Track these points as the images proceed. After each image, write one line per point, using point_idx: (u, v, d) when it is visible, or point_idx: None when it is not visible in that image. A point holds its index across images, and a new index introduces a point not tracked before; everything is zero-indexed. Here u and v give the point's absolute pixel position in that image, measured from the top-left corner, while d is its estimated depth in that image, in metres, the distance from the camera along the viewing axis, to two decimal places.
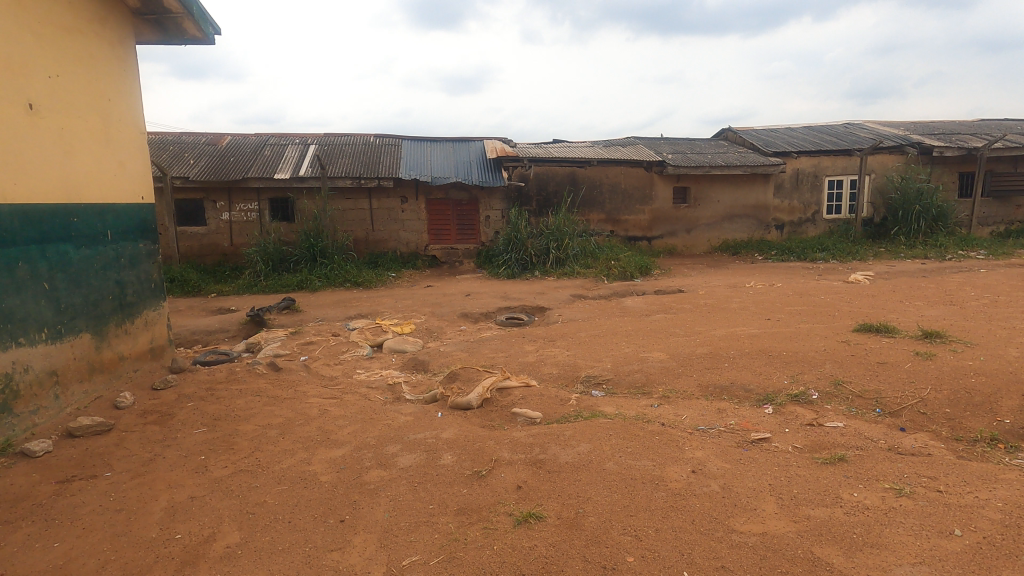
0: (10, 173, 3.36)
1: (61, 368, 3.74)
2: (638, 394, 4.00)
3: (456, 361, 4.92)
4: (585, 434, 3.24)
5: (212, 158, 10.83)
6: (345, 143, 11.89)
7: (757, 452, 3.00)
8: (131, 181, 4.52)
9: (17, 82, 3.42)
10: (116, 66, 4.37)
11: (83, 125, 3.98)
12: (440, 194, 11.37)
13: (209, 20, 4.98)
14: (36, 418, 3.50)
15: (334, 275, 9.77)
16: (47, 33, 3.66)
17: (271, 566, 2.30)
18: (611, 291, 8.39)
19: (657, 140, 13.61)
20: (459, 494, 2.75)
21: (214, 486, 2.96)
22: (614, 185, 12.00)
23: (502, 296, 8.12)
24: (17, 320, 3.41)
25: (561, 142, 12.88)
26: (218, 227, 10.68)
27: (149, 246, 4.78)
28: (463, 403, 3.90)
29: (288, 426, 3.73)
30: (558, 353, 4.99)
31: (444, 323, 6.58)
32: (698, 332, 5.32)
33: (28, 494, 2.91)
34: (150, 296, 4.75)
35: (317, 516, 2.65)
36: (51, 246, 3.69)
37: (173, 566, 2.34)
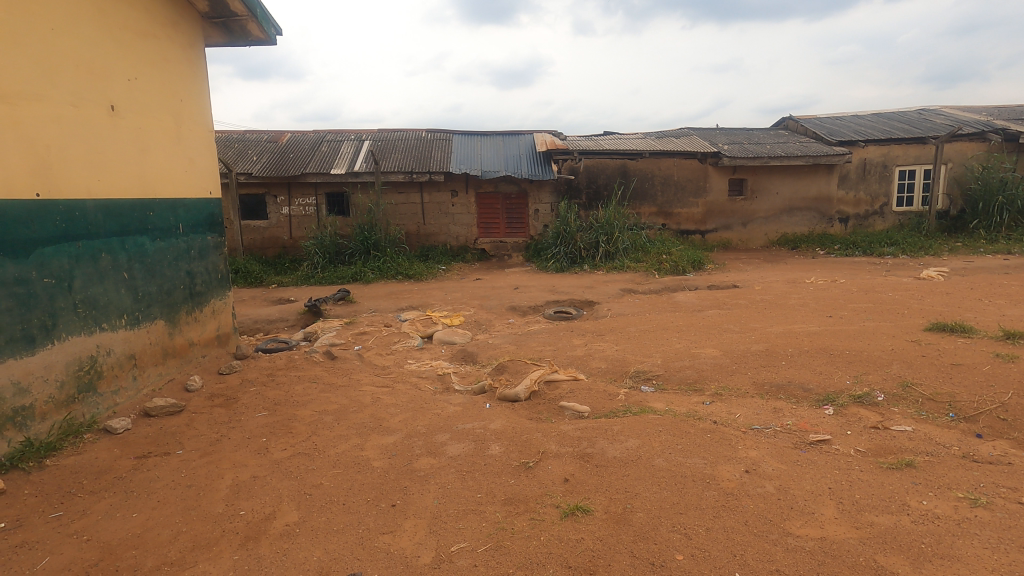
0: (93, 171, 3.62)
1: (138, 352, 4.01)
2: (689, 392, 3.90)
3: (504, 353, 4.96)
4: (634, 429, 3.20)
5: (272, 155, 11.30)
6: (398, 139, 12.16)
7: (816, 453, 2.88)
8: (200, 176, 4.78)
9: (99, 85, 3.67)
10: (187, 67, 4.62)
11: (158, 125, 4.24)
12: (490, 187, 11.45)
13: (271, 21, 5.17)
14: (117, 398, 3.77)
15: (386, 267, 10.03)
16: (124, 38, 3.90)
17: (327, 545, 2.39)
18: (661, 286, 8.21)
19: (712, 131, 13.19)
20: (507, 484, 2.78)
21: (274, 467, 3.11)
22: (666, 176, 11.71)
23: (551, 290, 8.09)
24: (100, 306, 3.68)
25: (611, 135, 12.72)
26: (278, 220, 11.15)
27: (216, 238, 5.04)
28: (511, 395, 3.93)
29: (342, 412, 3.87)
30: (607, 347, 4.93)
31: (492, 316, 6.63)
32: (754, 329, 5.14)
33: (110, 467, 3.15)
34: (217, 286, 5.02)
35: (369, 500, 2.74)
36: (131, 238, 3.96)
37: (238, 540, 2.47)
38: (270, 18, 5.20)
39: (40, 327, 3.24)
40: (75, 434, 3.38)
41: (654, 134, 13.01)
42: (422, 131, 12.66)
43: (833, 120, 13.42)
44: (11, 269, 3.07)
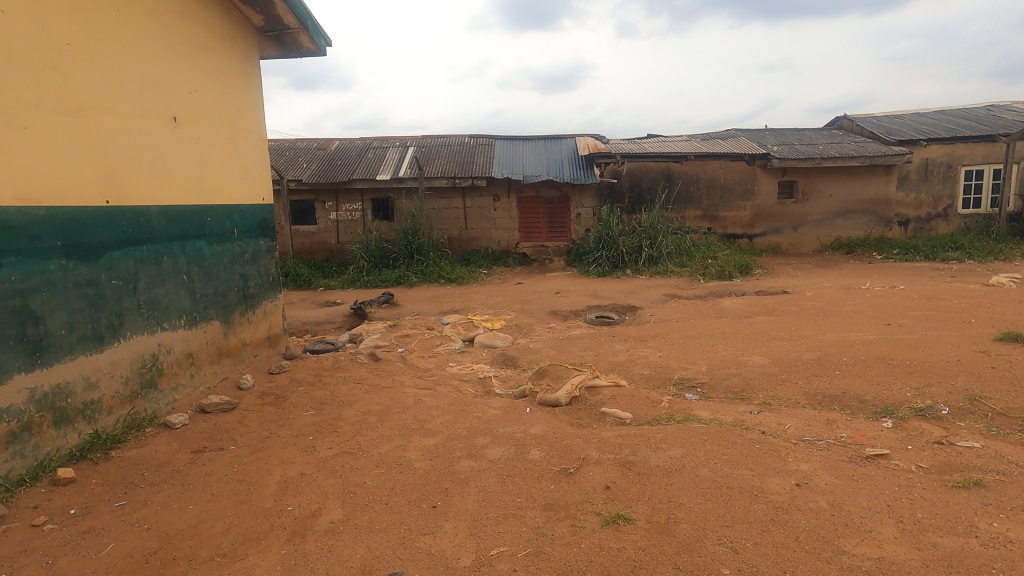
0: (156, 179, 3.83)
1: (196, 351, 4.20)
2: (736, 400, 3.78)
3: (545, 358, 4.94)
4: (677, 438, 3.13)
5: (321, 162, 11.68)
6: (441, 145, 12.35)
7: (873, 469, 2.74)
8: (254, 183, 4.98)
9: (163, 98, 3.89)
10: (243, 79, 4.83)
11: (215, 134, 4.45)
12: (532, 192, 11.47)
13: (321, 33, 5.33)
14: (176, 394, 3.97)
15: (429, 271, 10.18)
16: (185, 53, 4.11)
17: (369, 544, 2.44)
18: (707, 291, 8.00)
19: (761, 132, 12.81)
20: (547, 489, 2.76)
21: (321, 465, 3.20)
22: (712, 179, 11.43)
23: (592, 295, 8.03)
24: (162, 307, 3.88)
25: (655, 138, 12.53)
26: (326, 226, 11.49)
27: (269, 243, 5.24)
28: (552, 400, 3.92)
29: (386, 413, 3.94)
30: (650, 353, 4.84)
31: (533, 320, 6.63)
32: (805, 336, 4.94)
33: (169, 460, 3.31)
34: (268, 289, 5.21)
35: (410, 500, 2.78)
36: (190, 243, 4.17)
37: (285, 535, 2.55)
38: (320, 29, 5.36)
39: (108, 326, 3.44)
40: (138, 428, 3.57)
41: (699, 136, 12.74)
42: (465, 137, 12.81)
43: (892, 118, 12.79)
44: (83, 271, 3.28)
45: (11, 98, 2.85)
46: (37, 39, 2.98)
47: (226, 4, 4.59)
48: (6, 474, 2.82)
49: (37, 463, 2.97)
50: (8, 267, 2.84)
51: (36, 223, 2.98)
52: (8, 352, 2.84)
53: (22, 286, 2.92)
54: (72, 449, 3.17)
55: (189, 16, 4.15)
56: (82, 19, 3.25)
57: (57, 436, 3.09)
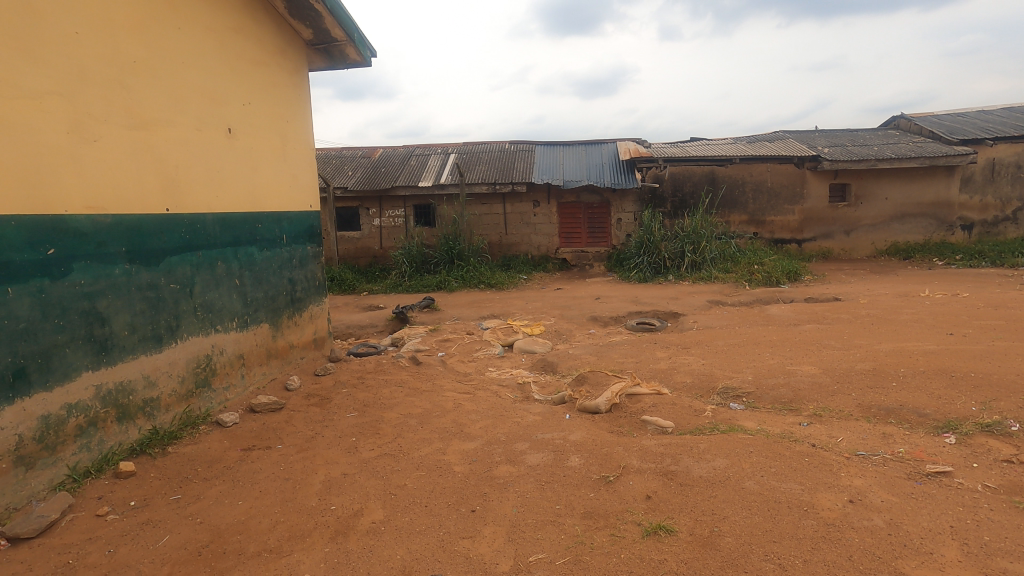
0: (212, 188, 4.01)
1: (246, 353, 4.37)
2: (784, 411, 3.65)
3: (584, 364, 4.90)
4: (721, 448, 3.04)
5: (365, 170, 11.99)
6: (482, 151, 12.47)
7: (934, 487, 2.58)
8: (302, 190, 5.15)
9: (218, 111, 4.08)
10: (293, 91, 5.02)
11: (266, 144, 4.63)
12: (572, 197, 11.43)
13: (367, 44, 5.48)
14: (228, 393, 4.14)
15: (469, 276, 10.28)
16: (240, 67, 4.30)
17: (410, 545, 2.47)
18: (753, 298, 7.77)
19: (810, 134, 12.38)
20: (587, 497, 2.73)
21: (363, 466, 3.27)
22: (759, 183, 11.11)
23: (633, 301, 7.91)
24: (216, 310, 4.06)
25: (699, 141, 12.29)
26: (370, 231, 11.76)
27: (315, 249, 5.40)
28: (591, 407, 3.87)
29: (426, 416, 3.99)
30: (692, 361, 4.73)
31: (573, 326, 6.58)
32: (858, 346, 4.73)
33: (221, 457, 3.44)
34: (315, 293, 5.37)
35: (450, 504, 2.80)
36: (242, 248, 4.34)
37: (328, 534, 2.61)
38: (366, 41, 5.50)
39: (166, 327, 3.62)
40: (193, 425, 3.73)
41: (745, 139, 12.42)
42: (506, 143, 12.89)
43: (953, 117, 12.17)
44: (145, 275, 3.46)
45: (82, 113, 3.04)
46: (107, 57, 3.18)
47: (278, 19, 4.78)
48: (74, 465, 2.99)
49: (102, 456, 3.14)
50: (77, 271, 3.02)
51: (102, 230, 3.17)
52: (76, 351, 3.02)
53: (90, 289, 3.10)
54: (132, 443, 3.34)
55: (243, 32, 4.34)
56: (145, 37, 3.45)
57: (119, 431, 3.27)
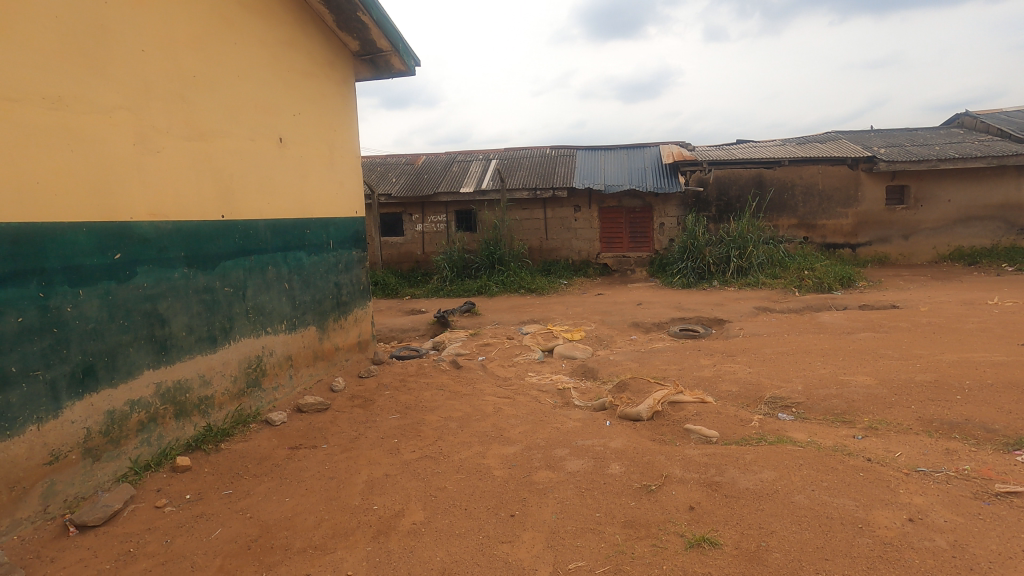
0: (264, 195, 4.18)
1: (294, 354, 4.52)
2: (837, 423, 3.50)
3: (626, 371, 4.83)
4: (769, 460, 2.94)
5: (409, 177, 12.24)
6: (523, 157, 12.52)
7: (1005, 508, 2.42)
8: (348, 197, 5.30)
9: (271, 121, 4.25)
10: (340, 101, 5.18)
11: (315, 153, 4.79)
12: (613, 202, 11.33)
13: (411, 54, 5.59)
14: (277, 393, 4.29)
15: (510, 281, 10.32)
16: (291, 78, 4.47)
17: (449, 548, 2.49)
18: (803, 305, 7.48)
19: (865, 134, 11.86)
20: (628, 506, 2.69)
21: (404, 467, 3.32)
22: (809, 185, 10.72)
23: (676, 307, 7.75)
24: (267, 312, 4.22)
25: (746, 144, 11.97)
26: (413, 237, 11.98)
27: (360, 254, 5.54)
28: (632, 414, 3.81)
29: (466, 420, 4.02)
30: (739, 369, 4.60)
31: (614, 332, 6.50)
32: (918, 356, 4.48)
33: (269, 454, 3.57)
34: (359, 297, 5.50)
35: (489, 507, 2.81)
36: (292, 253, 4.50)
37: (370, 533, 2.66)
38: (410, 50, 5.61)
39: (220, 329, 3.78)
40: (244, 423, 3.88)
41: (794, 140, 12.02)
42: (547, 148, 12.91)
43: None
44: (201, 278, 3.62)
45: (147, 126, 3.23)
46: (169, 72, 3.37)
47: (327, 32, 4.95)
48: (135, 458, 3.16)
49: (160, 450, 3.31)
50: (140, 274, 3.20)
51: (164, 236, 3.34)
52: (139, 350, 3.19)
53: (152, 291, 3.27)
54: (188, 439, 3.50)
55: (294, 46, 4.51)
56: (204, 53, 3.63)
57: (177, 428, 3.43)
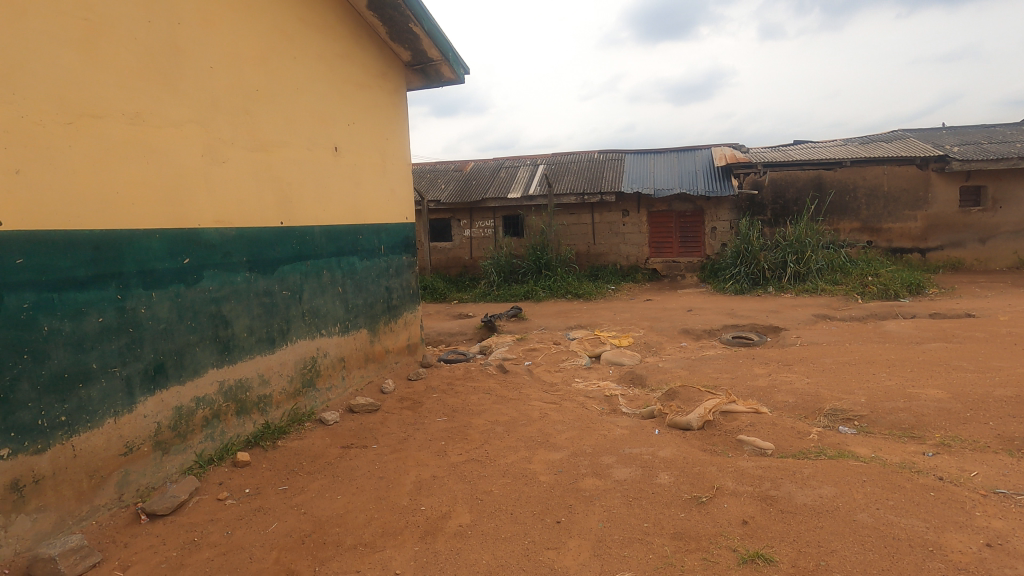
0: (319, 202, 4.34)
1: (347, 356, 4.66)
2: (904, 438, 3.30)
3: (675, 378, 4.72)
4: (829, 475, 2.80)
5: (457, 183, 12.43)
6: (571, 162, 12.48)
7: None
8: (398, 204, 5.43)
9: (326, 131, 4.41)
10: (392, 110, 5.32)
11: (368, 161, 4.94)
12: (663, 206, 11.13)
13: (461, 62, 5.68)
14: (330, 393, 4.43)
15: (557, 286, 10.30)
16: (345, 89, 4.63)
17: (495, 551, 2.50)
18: (867, 312, 7.10)
19: (936, 132, 11.17)
20: (677, 517, 2.62)
21: (451, 470, 3.36)
22: (874, 187, 10.18)
23: (729, 314, 7.52)
24: (321, 315, 4.37)
25: (803, 144, 11.51)
26: (461, 242, 12.14)
27: (410, 259, 5.66)
28: (682, 423, 3.72)
29: (512, 424, 4.03)
30: (795, 379, 4.41)
31: (663, 338, 6.36)
32: (996, 369, 4.17)
33: (323, 453, 3.69)
34: (409, 301, 5.62)
35: (535, 513, 2.80)
36: (345, 258, 4.65)
37: (418, 533, 2.71)
38: (460, 59, 5.71)
39: (279, 330, 3.95)
40: (300, 421, 4.03)
41: (857, 140, 11.47)
42: (595, 153, 12.82)
43: None
44: (262, 282, 3.80)
45: (214, 138, 3.42)
46: (234, 86, 3.57)
47: (380, 44, 5.10)
48: (200, 452, 3.34)
49: (223, 446, 3.48)
50: (207, 278, 3.38)
51: (228, 241, 3.53)
52: (204, 350, 3.37)
53: (217, 294, 3.46)
54: (248, 435, 3.67)
55: (349, 58, 4.68)
56: (266, 69, 3.82)
57: (238, 424, 3.60)
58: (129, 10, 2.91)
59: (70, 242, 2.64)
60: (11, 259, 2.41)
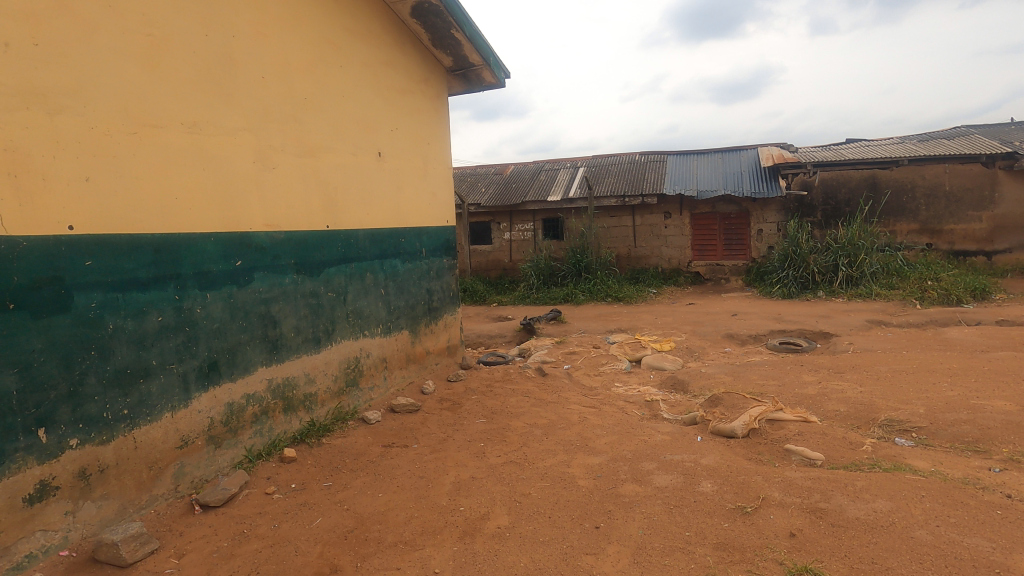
0: (363, 205, 4.45)
1: (389, 356, 4.76)
2: (967, 452, 3.12)
3: (719, 384, 4.61)
4: (884, 489, 2.67)
5: (497, 186, 12.50)
6: (612, 163, 12.38)
7: None
8: (439, 207, 5.51)
9: (371, 136, 4.52)
10: (434, 115, 5.41)
11: (410, 165, 5.03)
12: (706, 208, 10.89)
13: (501, 66, 5.72)
14: (373, 393, 4.53)
15: (596, 289, 10.21)
16: (389, 96, 4.74)
17: (533, 554, 2.50)
18: (926, 318, 6.74)
19: (1004, 128, 10.51)
20: (720, 527, 2.56)
21: (490, 471, 3.38)
22: (934, 186, 9.67)
23: (775, 319, 7.28)
24: (364, 317, 4.47)
25: (857, 143, 11.06)
26: (500, 245, 12.21)
27: (450, 261, 5.73)
28: (726, 431, 3.62)
29: (551, 427, 4.02)
30: (847, 387, 4.23)
31: (706, 343, 6.22)
32: None
33: (365, 451, 3.78)
34: (449, 303, 5.68)
35: (574, 517, 2.78)
36: (387, 261, 4.75)
37: (457, 533, 2.73)
38: (501, 63, 5.75)
39: (324, 331, 4.06)
40: (343, 419, 4.13)
41: (916, 138, 10.92)
42: (636, 154, 12.66)
43: None
44: (308, 284, 3.92)
45: (265, 145, 3.56)
46: (284, 94, 3.70)
47: (423, 51, 5.20)
48: (249, 448, 3.47)
49: (271, 442, 3.61)
50: (257, 280, 3.52)
51: (278, 244, 3.66)
52: (254, 349, 3.51)
53: (266, 295, 3.59)
54: (295, 432, 3.79)
55: (393, 66, 4.79)
56: (314, 77, 3.96)
57: (285, 421, 3.73)
58: (188, 24, 3.06)
59: (133, 245, 2.80)
60: (80, 261, 2.57)
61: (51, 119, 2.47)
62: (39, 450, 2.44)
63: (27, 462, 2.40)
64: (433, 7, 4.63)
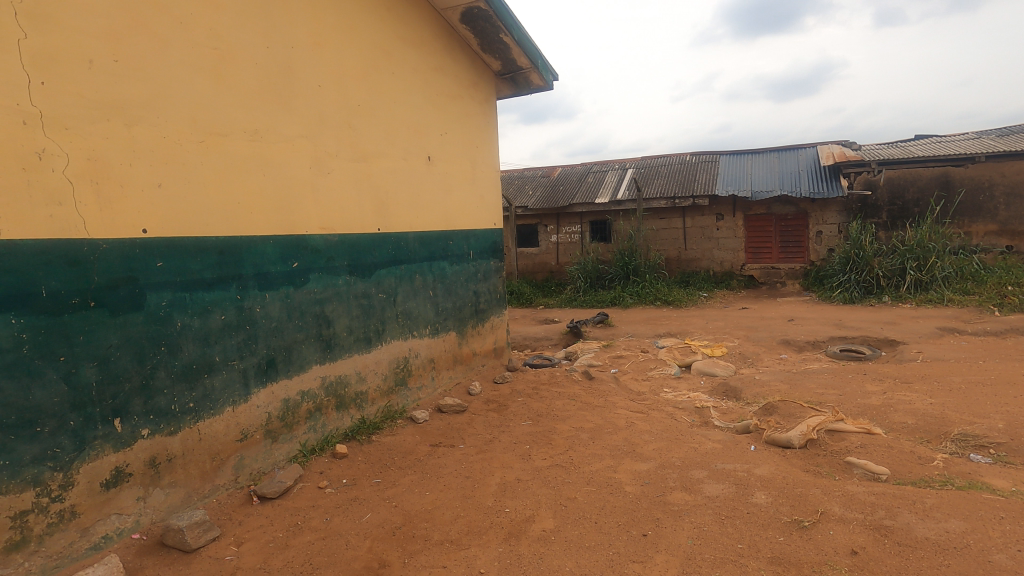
0: (412, 208, 4.54)
1: (436, 357, 4.83)
2: None
3: (773, 392, 4.43)
4: (957, 508, 2.49)
5: (545, 189, 12.50)
6: (661, 165, 12.15)
7: None
8: (487, 210, 5.55)
9: (421, 141, 4.61)
10: (482, 120, 5.47)
11: (458, 169, 5.10)
12: (761, 209, 10.52)
13: (550, 69, 5.72)
14: (421, 392, 4.62)
15: (645, 292, 10.04)
16: (439, 101, 4.82)
17: (579, 559, 2.48)
18: (1006, 326, 6.25)
19: None
20: (775, 541, 2.45)
21: (536, 474, 3.37)
22: (1015, 184, 8.97)
23: (836, 325, 6.94)
24: (413, 317, 4.56)
25: (928, 140, 10.41)
26: (547, 247, 12.20)
27: (497, 264, 5.77)
28: (782, 440, 3.48)
29: (598, 432, 3.98)
30: (915, 399, 3.98)
31: (760, 349, 5.99)
32: None
33: (413, 449, 3.84)
34: (495, 305, 5.72)
35: (621, 524, 2.74)
36: (436, 263, 4.83)
37: (502, 534, 2.74)
38: (549, 65, 5.75)
39: (374, 331, 4.17)
40: (393, 418, 4.22)
41: (994, 133, 10.19)
42: (687, 155, 12.39)
43: None
44: (360, 285, 4.03)
45: (321, 151, 3.69)
46: (338, 101, 3.83)
47: (472, 56, 5.27)
48: (304, 442, 3.59)
49: (324, 437, 3.73)
50: (313, 281, 3.65)
51: (332, 247, 3.79)
52: (309, 347, 3.64)
53: (321, 296, 3.71)
54: (346, 429, 3.90)
55: (443, 71, 4.87)
56: (367, 85, 4.07)
57: (337, 418, 3.85)
58: (251, 37, 3.22)
59: (200, 247, 2.96)
60: (153, 262, 2.74)
61: (128, 131, 2.65)
62: (114, 438, 2.61)
63: (104, 449, 2.57)
64: (482, 12, 4.68)
